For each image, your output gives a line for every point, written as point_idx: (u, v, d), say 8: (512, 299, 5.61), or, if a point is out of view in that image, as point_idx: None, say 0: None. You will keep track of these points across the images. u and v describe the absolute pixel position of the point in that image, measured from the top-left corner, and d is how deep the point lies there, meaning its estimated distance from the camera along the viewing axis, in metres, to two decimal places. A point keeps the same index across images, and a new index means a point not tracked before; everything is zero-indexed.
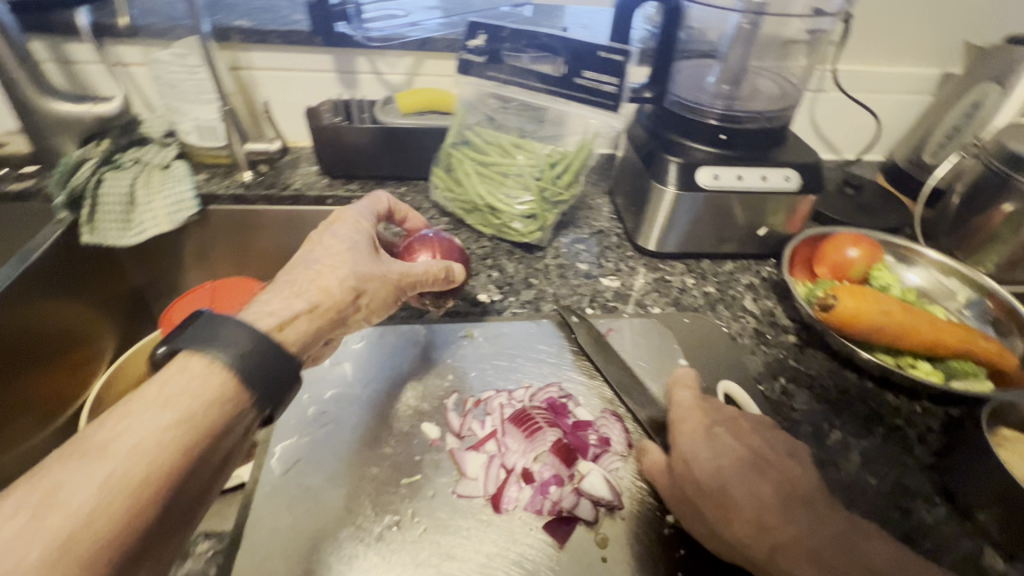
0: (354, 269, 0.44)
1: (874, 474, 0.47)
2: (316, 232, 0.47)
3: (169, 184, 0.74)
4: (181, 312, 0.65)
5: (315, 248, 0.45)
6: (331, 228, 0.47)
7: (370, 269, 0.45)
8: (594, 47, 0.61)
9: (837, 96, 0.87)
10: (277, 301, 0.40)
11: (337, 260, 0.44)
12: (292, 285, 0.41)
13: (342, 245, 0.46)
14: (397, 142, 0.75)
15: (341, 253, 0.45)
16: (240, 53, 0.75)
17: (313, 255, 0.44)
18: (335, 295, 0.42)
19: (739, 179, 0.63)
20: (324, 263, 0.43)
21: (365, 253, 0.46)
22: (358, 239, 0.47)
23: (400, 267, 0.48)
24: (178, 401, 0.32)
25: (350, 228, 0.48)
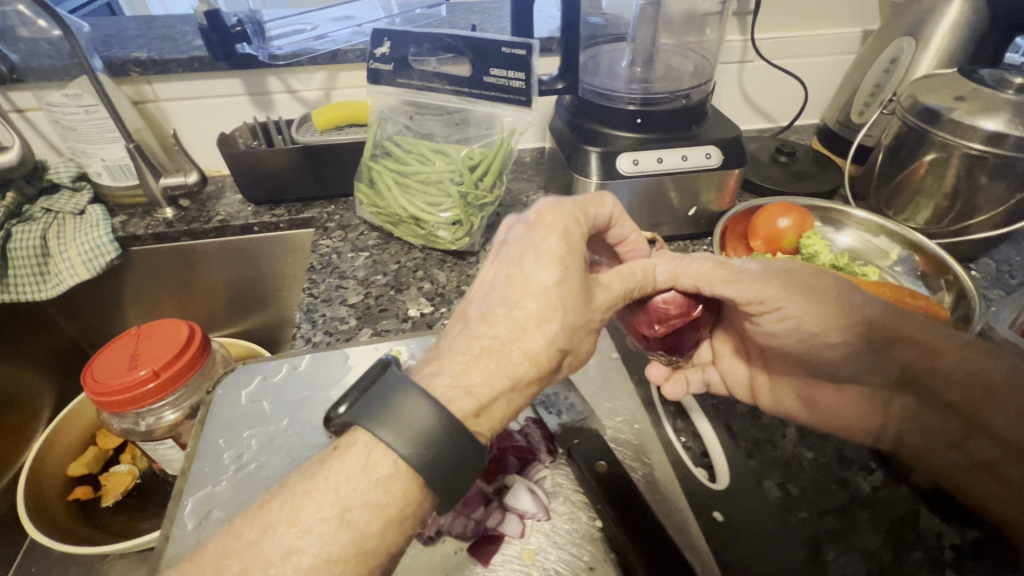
0: (564, 317, 0.33)
1: (811, 448, 0.46)
2: (517, 242, 0.35)
3: (85, 230, 0.71)
4: (103, 363, 0.62)
5: (513, 273, 0.34)
6: (533, 238, 0.35)
7: (575, 311, 0.33)
8: (495, 44, 0.59)
9: (762, 65, 0.87)
10: (474, 374, 0.31)
11: (546, 307, 0.32)
12: (488, 347, 0.32)
13: (554, 271, 0.33)
14: (317, 161, 0.72)
15: (551, 287, 0.33)
16: (144, 86, 0.73)
17: (511, 289, 0.33)
18: (539, 361, 0.32)
19: (660, 161, 0.62)
20: (533, 306, 0.32)
21: (576, 284, 0.34)
22: (570, 255, 0.34)
23: (605, 296, 0.36)
24: (358, 516, 0.27)
25: (560, 244, 0.34)
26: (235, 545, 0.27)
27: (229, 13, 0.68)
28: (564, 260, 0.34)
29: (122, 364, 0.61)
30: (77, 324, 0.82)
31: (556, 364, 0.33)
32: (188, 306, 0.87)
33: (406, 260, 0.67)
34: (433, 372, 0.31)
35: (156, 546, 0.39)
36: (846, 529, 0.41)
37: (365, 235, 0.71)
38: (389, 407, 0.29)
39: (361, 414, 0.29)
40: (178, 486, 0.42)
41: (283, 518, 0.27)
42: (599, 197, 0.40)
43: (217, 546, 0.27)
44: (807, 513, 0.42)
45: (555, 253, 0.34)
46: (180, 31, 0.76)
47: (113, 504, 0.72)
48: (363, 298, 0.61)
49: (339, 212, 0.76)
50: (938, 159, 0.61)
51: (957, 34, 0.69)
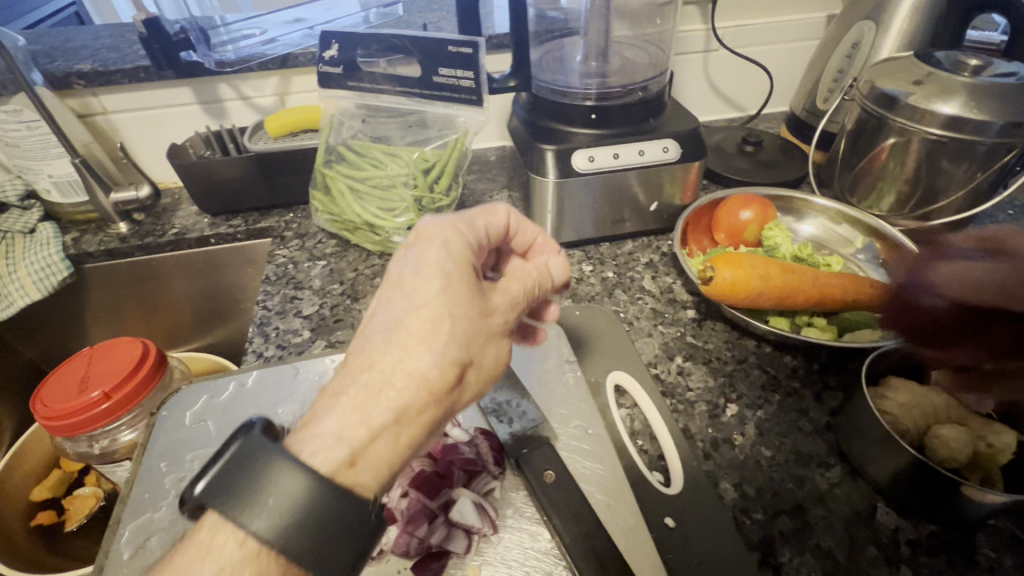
0: (451, 327, 0.30)
1: (769, 446, 0.46)
2: (398, 260, 0.33)
3: (34, 250, 0.69)
4: (53, 387, 0.60)
5: (393, 296, 0.32)
6: (414, 251, 0.33)
7: (466, 320, 0.31)
8: (441, 42, 0.57)
9: (725, 54, 0.85)
10: (340, 416, 0.29)
11: (429, 322, 0.30)
12: (368, 383, 0.29)
13: (435, 282, 0.31)
14: (271, 168, 0.71)
15: (433, 299, 0.31)
16: (90, 98, 0.71)
17: (393, 311, 0.31)
18: (424, 383, 0.29)
19: (617, 157, 0.61)
20: (414, 328, 0.30)
21: (464, 292, 0.32)
22: (452, 265, 0.32)
23: (503, 299, 0.34)
24: None
25: (440, 256, 0.32)
26: None
27: (171, 21, 0.66)
28: (447, 270, 0.32)
29: (73, 387, 0.60)
30: (36, 345, 0.80)
31: (455, 381, 0.30)
32: (151, 320, 0.85)
33: (365, 267, 0.65)
34: (309, 427, 0.30)
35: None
36: (802, 529, 0.40)
37: (323, 243, 0.69)
38: (251, 485, 0.28)
39: (214, 496, 0.29)
40: (117, 513, 0.41)
41: None
42: (492, 210, 0.39)
43: None
44: (763, 513, 0.41)
45: (435, 264, 0.32)
46: (126, 40, 0.74)
47: (76, 528, 0.70)
48: (318, 308, 0.60)
49: (298, 220, 0.74)
50: (899, 144, 0.60)
51: (916, 15, 0.68)
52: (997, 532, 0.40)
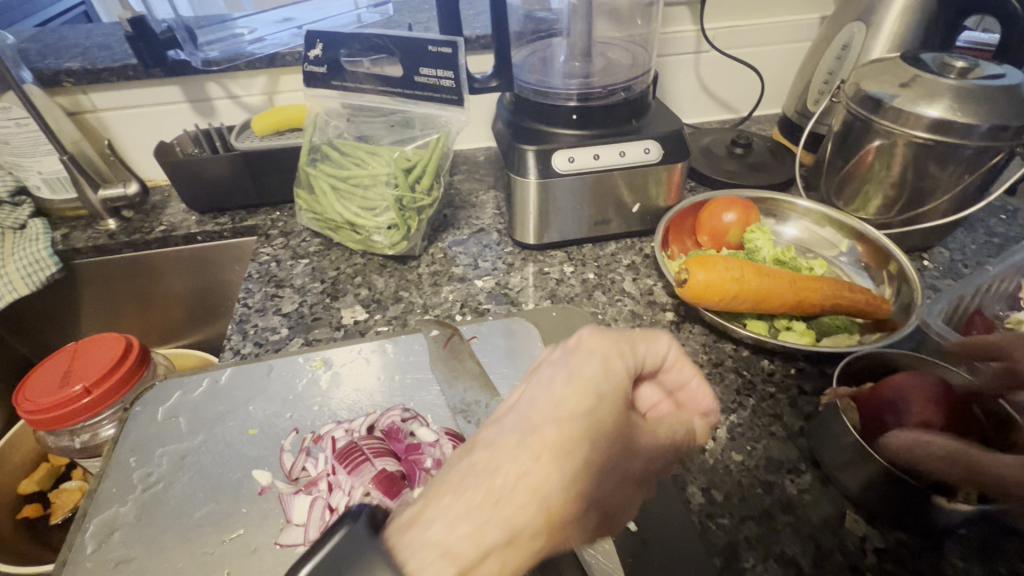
0: (592, 453, 0.24)
1: (740, 450, 0.45)
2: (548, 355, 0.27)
3: (23, 246, 0.70)
4: (35, 381, 0.61)
5: (536, 393, 0.25)
6: (572, 351, 0.27)
7: (609, 450, 0.25)
8: (422, 42, 0.58)
9: (716, 56, 0.85)
10: (451, 525, 0.21)
11: (572, 444, 0.24)
12: (491, 489, 0.22)
13: (586, 394, 0.25)
14: (257, 166, 0.71)
15: (587, 424, 0.25)
16: (80, 96, 0.72)
17: (529, 411, 0.25)
18: (552, 515, 0.23)
19: (597, 158, 0.61)
20: (552, 446, 0.24)
21: (616, 417, 0.26)
22: (615, 382, 0.26)
23: (648, 436, 0.28)
24: None
25: (600, 364, 0.26)
26: None
27: (160, 20, 0.68)
28: (603, 385, 0.26)
29: (55, 382, 0.60)
30: (27, 340, 0.81)
31: (576, 522, 0.24)
32: (141, 317, 0.86)
33: (347, 265, 0.66)
34: (412, 526, 0.21)
35: (55, 568, 0.38)
36: (768, 536, 0.40)
37: (307, 242, 0.70)
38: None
39: None
40: (83, 508, 0.41)
41: None
42: (649, 332, 0.30)
43: None
44: (729, 518, 0.41)
45: (595, 374, 0.26)
46: (117, 38, 0.75)
47: (62, 521, 0.71)
48: (298, 307, 0.60)
49: (284, 218, 0.74)
50: (884, 147, 0.59)
51: (907, 16, 0.67)
52: (968, 541, 0.39)
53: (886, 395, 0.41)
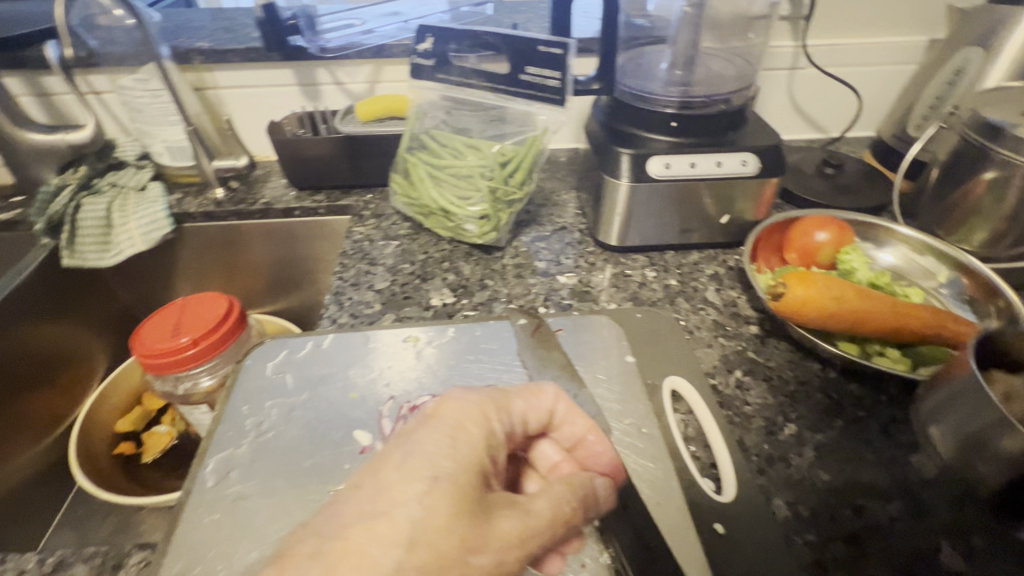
0: (410, 549, 0.27)
1: (827, 470, 0.45)
2: (390, 447, 0.32)
3: (144, 205, 0.76)
4: (149, 330, 0.67)
5: (363, 489, 0.29)
6: (412, 442, 0.31)
7: (436, 544, 0.28)
8: (534, 43, 0.60)
9: (813, 73, 0.83)
10: None
11: (388, 540, 0.27)
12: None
13: (411, 483, 0.29)
14: (356, 150, 0.76)
15: (412, 516, 0.28)
16: (205, 73, 0.78)
17: (349, 509, 0.28)
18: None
19: (693, 166, 0.61)
20: (364, 547, 0.27)
21: (449, 505, 0.29)
22: (454, 466, 0.31)
23: (509, 523, 0.30)
24: None
25: (435, 448, 0.31)
26: None
27: (285, 8, 0.74)
28: (441, 467, 0.30)
29: (166, 330, 0.66)
30: (132, 293, 0.88)
31: None
32: (230, 284, 0.91)
33: (434, 250, 0.69)
34: None
35: (180, 495, 0.42)
36: (857, 558, 0.39)
37: (397, 225, 0.73)
38: None
39: None
40: (203, 446, 0.45)
41: None
42: (535, 391, 0.39)
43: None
44: (815, 535, 0.40)
45: (427, 458, 0.31)
46: (239, 21, 0.81)
47: (151, 462, 0.77)
48: (389, 285, 0.63)
49: (376, 201, 0.78)
50: (998, 178, 0.57)
51: None
52: None
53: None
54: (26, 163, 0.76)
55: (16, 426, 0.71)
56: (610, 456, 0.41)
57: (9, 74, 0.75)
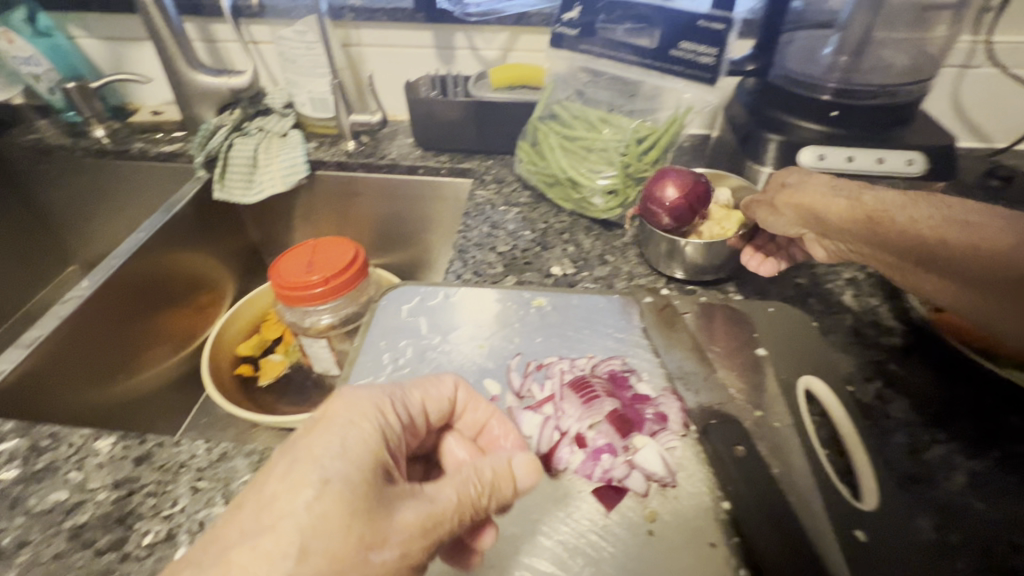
0: (299, 562, 0.26)
1: (982, 499, 0.41)
2: (279, 453, 0.31)
3: (286, 150, 0.82)
4: (283, 265, 0.72)
5: (251, 506, 0.28)
6: (299, 446, 0.30)
7: (328, 551, 0.27)
8: (694, 17, 0.58)
9: (990, 72, 0.74)
10: None
11: (272, 554, 0.26)
12: None
13: (297, 492, 0.28)
14: (486, 115, 0.77)
15: (300, 524, 0.27)
16: (352, 30, 0.82)
17: (237, 531, 0.27)
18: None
19: (849, 160, 0.57)
20: (248, 569, 0.26)
21: (342, 505, 0.28)
22: (344, 466, 0.29)
23: (411, 513, 0.30)
24: None
25: (323, 450, 0.30)
26: None
27: None
28: (331, 470, 0.29)
29: (301, 266, 0.71)
30: (261, 233, 0.95)
31: None
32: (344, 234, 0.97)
33: (555, 221, 0.69)
34: None
35: None
36: None
37: (518, 193, 0.74)
38: None
39: None
40: (344, 373, 0.48)
41: None
42: (436, 381, 0.40)
43: None
44: (966, 564, 0.38)
45: (314, 460, 0.29)
46: None
47: (267, 385, 0.84)
48: (511, 249, 0.65)
49: (496, 168, 0.80)
50: None
51: None
52: None
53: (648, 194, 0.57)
54: (191, 102, 0.82)
55: (158, 338, 0.79)
56: (513, 439, 0.42)
57: (187, 20, 0.83)
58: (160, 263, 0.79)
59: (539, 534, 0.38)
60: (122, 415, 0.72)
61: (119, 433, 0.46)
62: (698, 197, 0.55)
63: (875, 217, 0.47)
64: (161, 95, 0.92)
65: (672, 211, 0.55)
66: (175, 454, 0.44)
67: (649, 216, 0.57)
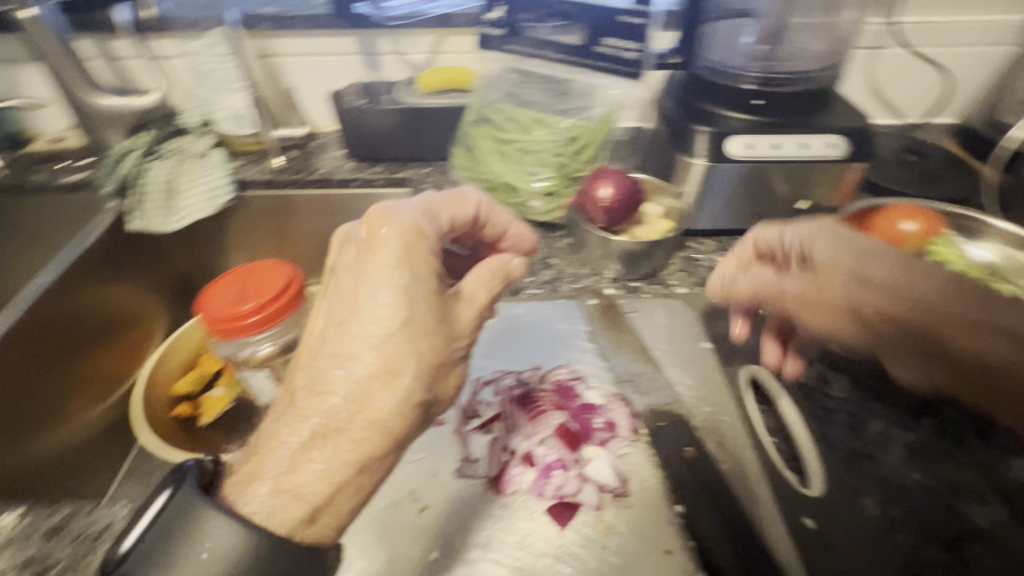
0: (410, 349, 0.33)
1: (919, 470, 0.42)
2: (350, 268, 0.34)
3: (206, 171, 0.77)
4: (213, 295, 0.67)
5: (347, 317, 0.33)
6: (366, 266, 0.34)
7: (427, 337, 0.33)
8: (612, 12, 0.58)
9: (899, 53, 0.78)
10: (298, 439, 0.33)
11: (385, 349, 0.32)
12: (326, 412, 0.32)
13: (391, 303, 0.32)
14: (417, 122, 0.74)
15: (398, 325, 0.32)
16: (268, 40, 0.78)
17: (345, 338, 0.33)
18: (403, 406, 0.33)
19: (775, 147, 0.58)
20: (372, 364, 0.32)
21: (423, 304, 0.33)
22: (416, 277, 0.34)
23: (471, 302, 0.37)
24: (325, 483, 0.32)
25: (393, 265, 0.33)
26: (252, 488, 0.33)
27: None
28: (408, 282, 0.33)
29: (230, 297, 0.66)
30: (189, 258, 0.87)
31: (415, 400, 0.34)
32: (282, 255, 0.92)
33: None
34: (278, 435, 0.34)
35: None
36: (955, 563, 0.37)
37: None
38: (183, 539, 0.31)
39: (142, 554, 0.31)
40: None
41: (291, 471, 0.32)
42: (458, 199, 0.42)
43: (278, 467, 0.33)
44: (909, 537, 0.39)
45: (391, 275, 0.33)
46: None
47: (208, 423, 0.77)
48: None
49: (433, 175, 0.78)
50: None
51: None
52: None
53: (585, 189, 0.57)
54: (94, 126, 0.76)
55: (81, 384, 0.72)
56: (529, 243, 0.49)
57: (82, 37, 0.76)
58: (73, 301, 0.72)
59: (488, 561, 0.37)
60: (45, 472, 0.64)
61: (25, 506, 0.42)
62: (631, 198, 0.56)
63: (989, 343, 0.40)
64: (62, 120, 0.84)
65: (607, 211, 0.56)
66: (92, 522, 0.40)
67: (584, 212, 0.57)
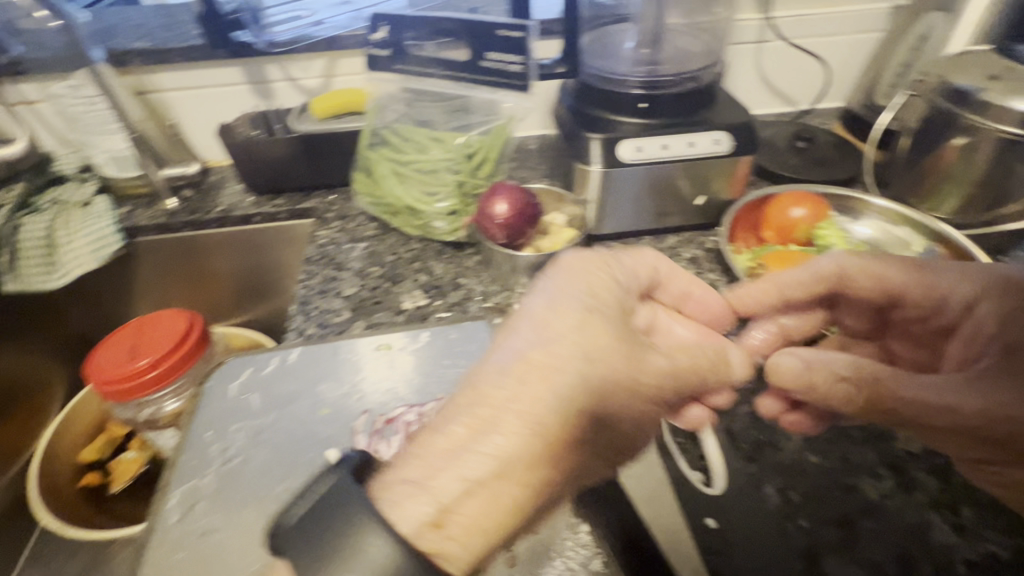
0: (587, 369, 0.32)
1: (816, 452, 0.44)
2: (546, 281, 0.38)
3: (89, 222, 0.70)
4: (103, 356, 0.62)
5: (524, 328, 0.34)
6: (551, 288, 0.36)
7: (607, 363, 0.33)
8: (492, 26, 0.57)
9: (780, 45, 0.82)
10: (451, 432, 0.30)
11: (550, 368, 0.32)
12: (486, 409, 0.31)
13: (570, 313, 0.34)
14: (314, 149, 0.72)
15: (581, 341, 0.33)
16: (146, 77, 0.74)
17: (517, 345, 0.33)
18: (565, 416, 0.31)
19: (666, 148, 0.59)
20: (553, 372, 0.32)
21: (607, 328, 0.35)
22: (593, 302, 0.36)
23: (660, 359, 0.36)
24: (460, 493, 0.29)
25: (570, 283, 0.37)
26: (392, 484, 0.29)
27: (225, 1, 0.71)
28: (586, 305, 0.35)
29: (123, 354, 0.62)
30: (88, 315, 0.80)
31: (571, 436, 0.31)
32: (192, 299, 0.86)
33: (403, 251, 0.66)
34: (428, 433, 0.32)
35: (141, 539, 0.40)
36: (850, 540, 0.38)
37: (363, 226, 0.70)
38: (334, 552, 0.27)
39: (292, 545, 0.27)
40: (164, 481, 0.43)
41: (434, 470, 0.29)
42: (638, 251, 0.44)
43: (412, 457, 0.30)
44: (809, 521, 0.39)
45: (569, 294, 0.36)
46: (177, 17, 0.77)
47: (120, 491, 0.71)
48: (358, 290, 0.60)
49: (339, 202, 0.75)
50: (968, 145, 0.57)
51: (994, 6, 0.65)
52: None
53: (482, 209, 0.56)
54: None
55: None
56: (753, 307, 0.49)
57: None
58: None
59: None
60: None
61: None
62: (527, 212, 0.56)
63: None
64: None
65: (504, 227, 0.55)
66: None
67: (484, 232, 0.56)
